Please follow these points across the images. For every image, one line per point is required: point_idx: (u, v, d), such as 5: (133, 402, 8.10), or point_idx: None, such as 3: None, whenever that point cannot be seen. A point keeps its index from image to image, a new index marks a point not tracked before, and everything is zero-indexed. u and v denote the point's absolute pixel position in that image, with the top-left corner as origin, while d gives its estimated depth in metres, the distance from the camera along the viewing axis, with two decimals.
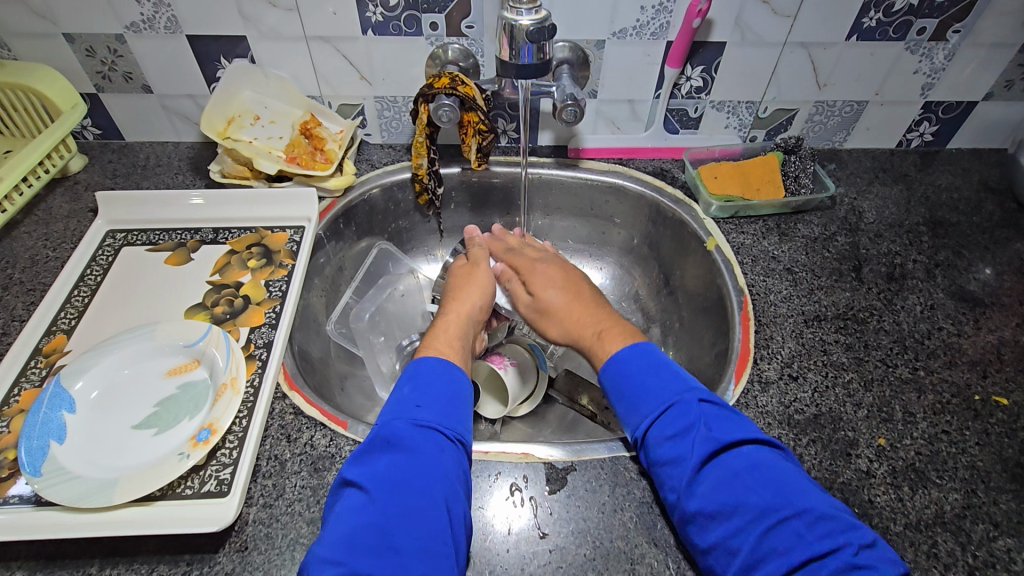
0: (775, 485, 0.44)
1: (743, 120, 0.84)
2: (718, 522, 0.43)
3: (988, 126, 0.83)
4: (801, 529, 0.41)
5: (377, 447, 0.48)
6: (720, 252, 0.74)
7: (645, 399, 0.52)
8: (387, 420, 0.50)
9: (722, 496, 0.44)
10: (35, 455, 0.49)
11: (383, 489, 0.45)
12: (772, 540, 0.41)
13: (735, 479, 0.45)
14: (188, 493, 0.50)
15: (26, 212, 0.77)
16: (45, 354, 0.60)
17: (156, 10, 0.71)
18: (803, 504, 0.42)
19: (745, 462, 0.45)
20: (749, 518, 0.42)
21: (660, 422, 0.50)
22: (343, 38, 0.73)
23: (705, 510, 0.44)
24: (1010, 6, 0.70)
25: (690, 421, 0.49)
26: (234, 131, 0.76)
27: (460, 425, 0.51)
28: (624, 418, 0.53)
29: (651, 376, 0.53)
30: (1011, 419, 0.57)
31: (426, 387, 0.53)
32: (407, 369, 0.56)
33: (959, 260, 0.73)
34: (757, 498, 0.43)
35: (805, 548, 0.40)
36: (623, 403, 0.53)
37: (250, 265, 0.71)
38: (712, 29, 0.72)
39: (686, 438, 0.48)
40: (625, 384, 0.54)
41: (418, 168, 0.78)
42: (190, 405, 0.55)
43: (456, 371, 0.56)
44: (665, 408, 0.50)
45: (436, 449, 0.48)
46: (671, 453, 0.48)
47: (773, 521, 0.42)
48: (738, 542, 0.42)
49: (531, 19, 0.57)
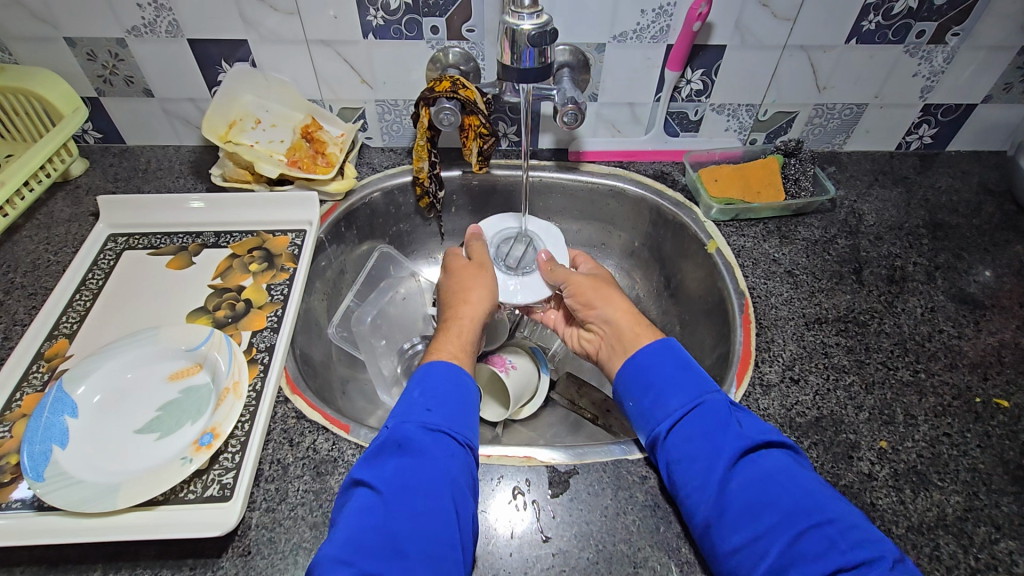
0: (805, 489, 0.44)
1: (743, 123, 0.84)
2: (747, 523, 0.44)
3: (988, 128, 0.84)
4: (833, 535, 0.41)
5: (389, 450, 0.48)
6: (720, 255, 0.74)
7: (674, 394, 0.52)
8: (396, 423, 0.50)
9: (755, 495, 0.45)
10: (37, 460, 0.49)
11: (394, 492, 0.45)
12: (805, 544, 0.41)
13: (767, 480, 0.45)
14: (191, 497, 0.50)
15: (27, 216, 0.77)
16: (46, 359, 0.60)
17: (158, 14, 0.71)
18: (834, 510, 0.43)
19: (777, 464, 0.46)
20: (781, 520, 0.43)
21: (691, 417, 0.50)
22: (344, 41, 0.73)
23: (736, 509, 0.44)
24: (1009, 9, 0.70)
25: (723, 420, 0.49)
26: (235, 135, 0.76)
27: (469, 430, 0.52)
28: (647, 413, 0.53)
29: (678, 371, 0.54)
30: (1012, 422, 0.57)
31: (434, 389, 0.53)
32: (417, 373, 0.56)
33: (959, 262, 0.73)
34: (789, 500, 0.44)
35: (837, 555, 0.40)
36: (648, 397, 0.53)
37: (252, 268, 0.71)
38: (711, 32, 0.72)
39: (720, 436, 0.48)
40: (652, 378, 0.54)
41: (419, 171, 0.78)
42: (192, 409, 0.55)
43: (465, 378, 0.56)
44: (696, 404, 0.51)
45: (447, 453, 0.48)
46: (701, 449, 0.48)
47: (805, 526, 0.42)
48: (767, 544, 0.42)
49: (532, 23, 0.57)
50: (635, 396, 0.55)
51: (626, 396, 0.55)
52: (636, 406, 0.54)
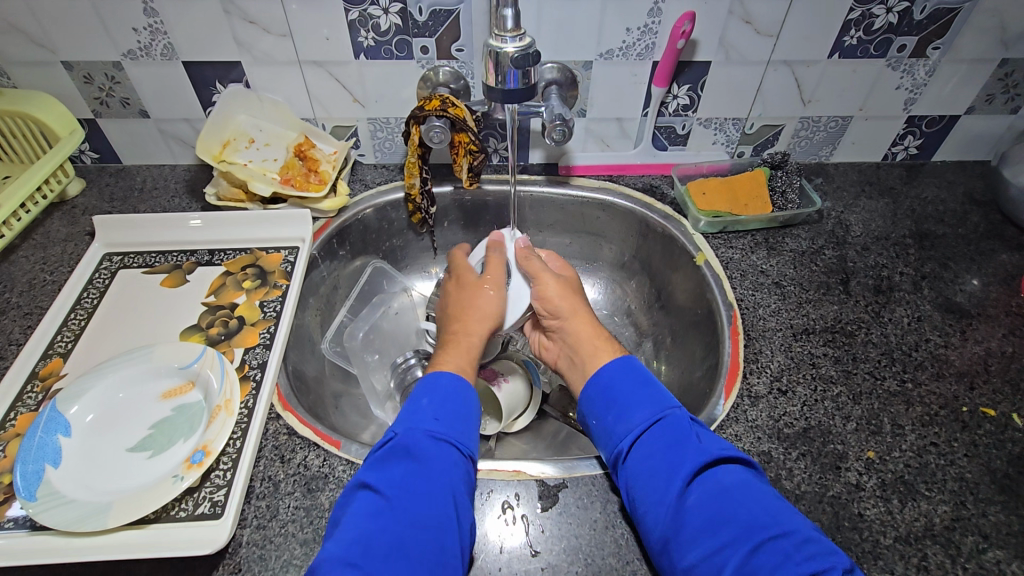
0: (762, 502, 0.45)
1: (730, 136, 0.85)
2: (704, 536, 0.44)
3: (972, 138, 0.85)
4: (788, 548, 0.42)
5: (398, 455, 0.49)
6: (709, 267, 0.74)
7: (636, 410, 0.54)
8: (408, 427, 0.51)
9: (711, 509, 0.45)
10: (30, 480, 0.50)
11: (400, 497, 0.46)
12: (761, 558, 0.42)
13: (725, 493, 0.46)
14: (182, 515, 0.50)
15: (24, 237, 0.78)
16: (41, 378, 0.61)
17: (153, 37, 0.72)
18: (790, 523, 0.43)
19: (735, 478, 0.47)
20: (739, 533, 0.43)
21: (652, 433, 0.52)
22: (336, 62, 0.75)
23: (693, 524, 0.45)
24: (987, 24, 0.71)
25: (683, 435, 0.51)
26: (229, 154, 0.77)
27: (473, 443, 0.53)
28: (610, 431, 0.54)
29: (639, 390, 0.56)
30: (999, 430, 0.58)
31: (448, 400, 0.54)
32: (428, 377, 0.57)
33: (945, 271, 0.74)
34: (746, 513, 0.44)
35: (791, 567, 0.40)
36: (612, 413, 0.55)
37: (245, 286, 0.72)
38: (696, 49, 0.74)
39: (679, 450, 0.49)
40: (615, 393, 0.56)
41: (411, 188, 0.79)
42: (184, 427, 0.56)
43: (473, 391, 0.57)
44: (657, 420, 0.52)
45: (450, 461, 0.49)
46: (660, 465, 0.49)
47: (761, 539, 0.42)
48: (723, 558, 0.42)
49: (516, 46, 0.58)
50: (598, 414, 0.56)
51: (590, 413, 0.57)
52: (599, 424, 0.56)
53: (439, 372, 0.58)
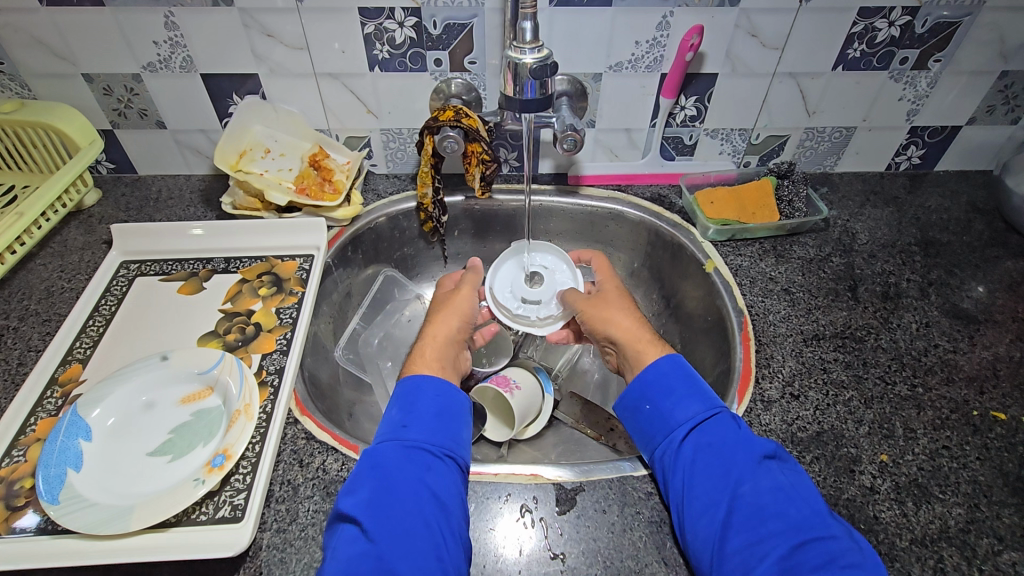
0: (813, 506, 0.47)
1: (736, 146, 0.87)
2: (753, 526, 0.46)
3: (974, 149, 0.86)
4: (833, 551, 0.43)
5: (364, 473, 0.50)
6: (719, 274, 0.75)
7: (689, 404, 0.55)
8: (378, 444, 0.53)
9: (761, 504, 0.47)
10: (52, 483, 0.50)
11: (375, 518, 0.47)
12: (805, 555, 0.43)
13: (777, 491, 0.48)
14: (202, 519, 0.50)
15: (41, 245, 0.79)
16: (60, 384, 0.61)
17: (173, 50, 0.74)
18: (836, 529, 0.45)
19: (790, 480, 0.49)
20: (786, 529, 0.45)
21: (707, 426, 0.53)
22: (351, 74, 0.76)
23: (743, 515, 0.47)
24: (987, 36, 0.73)
25: (737, 432, 0.52)
26: (246, 164, 0.79)
27: (450, 441, 0.54)
28: (666, 414, 0.55)
29: (689, 385, 0.57)
30: (1010, 434, 0.58)
31: (414, 405, 0.55)
32: (397, 389, 0.58)
33: (952, 278, 0.75)
34: (796, 513, 0.46)
35: (834, 569, 0.42)
36: (668, 401, 0.56)
37: (261, 293, 0.72)
38: (704, 61, 0.76)
39: (732, 446, 0.51)
40: (671, 384, 0.57)
41: (424, 197, 0.81)
42: (204, 431, 0.56)
43: (453, 390, 0.58)
44: (708, 416, 0.54)
45: (422, 466, 0.50)
46: (715, 457, 0.51)
47: (808, 537, 0.44)
48: (768, 549, 0.44)
49: (534, 57, 0.60)
50: (652, 399, 0.57)
51: (640, 400, 0.58)
52: (651, 410, 0.57)
53: (415, 376, 0.58)
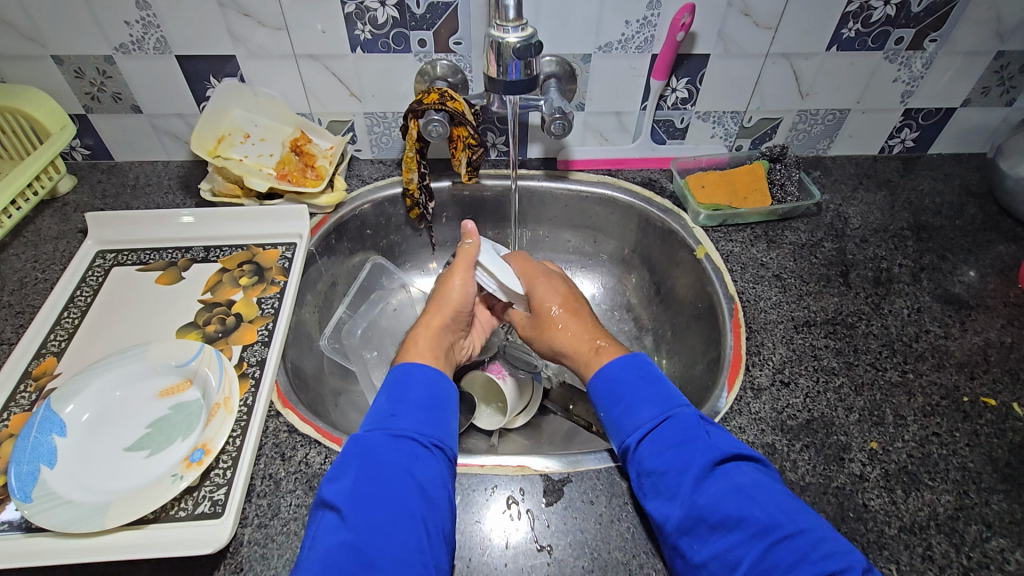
0: (776, 501, 0.46)
1: (728, 130, 0.85)
2: (720, 532, 0.45)
3: (968, 131, 0.85)
4: (804, 547, 0.43)
5: (350, 459, 0.49)
6: (709, 260, 0.74)
7: (643, 408, 0.54)
8: (362, 433, 0.51)
9: (727, 504, 0.46)
10: (24, 481, 0.48)
11: (355, 507, 0.46)
12: (775, 557, 0.43)
13: (739, 491, 0.46)
14: (181, 515, 0.49)
15: (14, 234, 0.76)
16: (34, 377, 0.60)
17: (146, 30, 0.71)
18: (804, 524, 0.44)
19: (749, 477, 0.47)
20: (754, 531, 0.44)
21: (659, 430, 0.52)
22: (332, 55, 0.74)
23: (709, 519, 0.46)
24: (983, 16, 0.71)
25: (690, 433, 0.51)
26: (224, 149, 0.76)
27: (439, 431, 0.53)
28: (623, 420, 0.54)
29: (645, 385, 0.56)
30: (1000, 420, 0.58)
31: (402, 396, 0.54)
32: (387, 378, 0.57)
33: (944, 263, 0.74)
34: (761, 512, 0.45)
35: (808, 567, 0.42)
36: (619, 408, 0.55)
37: (242, 282, 0.71)
38: (695, 42, 0.74)
39: (690, 448, 0.50)
40: (621, 390, 0.56)
41: (409, 183, 0.78)
42: (183, 425, 0.55)
43: (443, 380, 0.58)
44: (664, 418, 0.52)
45: (411, 457, 0.49)
46: (670, 462, 0.49)
47: (777, 538, 0.43)
48: (738, 556, 0.43)
49: (518, 36, 0.58)
50: (606, 407, 0.56)
51: (598, 406, 0.57)
52: (607, 417, 0.56)
53: (405, 364, 0.58)
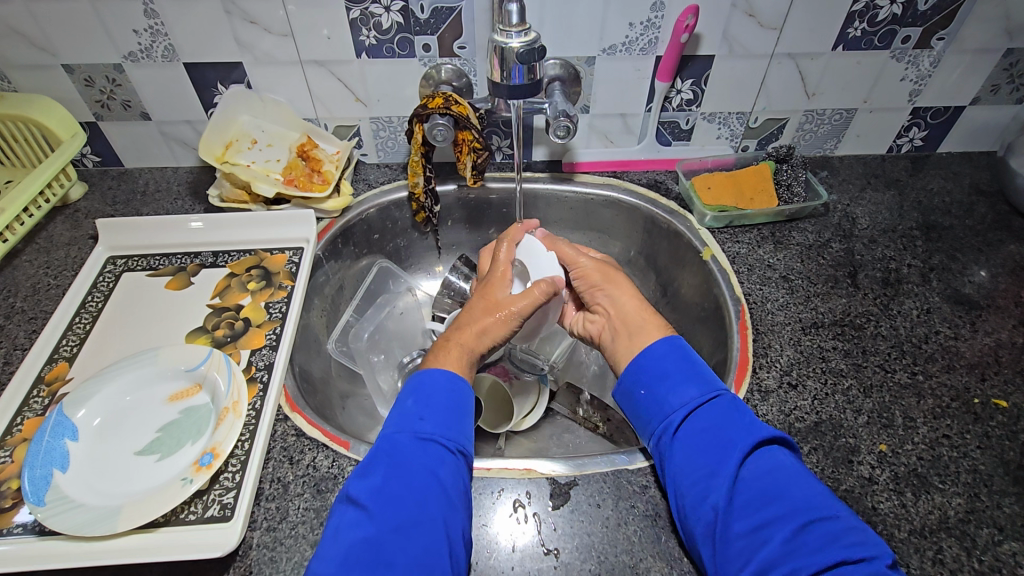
0: (813, 487, 0.46)
1: (734, 130, 0.84)
2: (755, 512, 0.45)
3: (978, 129, 0.84)
4: (838, 531, 0.43)
5: (379, 458, 0.49)
6: (716, 262, 0.74)
7: (687, 386, 0.54)
8: (388, 433, 0.52)
9: (763, 485, 0.46)
10: (38, 484, 0.49)
11: (378, 505, 0.46)
12: (809, 536, 0.43)
13: (775, 474, 0.47)
14: (191, 518, 0.50)
15: (27, 241, 0.77)
16: (47, 382, 0.61)
17: (154, 39, 0.72)
18: (838, 510, 0.45)
19: (788, 461, 0.48)
20: (792, 510, 0.44)
21: (706, 408, 0.52)
22: (338, 61, 0.74)
23: (744, 498, 0.46)
24: (992, 13, 0.71)
25: (736, 414, 0.51)
26: (232, 155, 0.77)
27: (461, 436, 0.53)
28: (661, 400, 0.54)
29: (689, 366, 0.56)
30: (1011, 422, 0.57)
31: (428, 398, 0.54)
32: (410, 380, 0.57)
33: (953, 263, 0.73)
34: (801, 494, 0.45)
35: (839, 548, 0.41)
36: (663, 385, 0.55)
37: (250, 287, 0.71)
38: (700, 43, 0.73)
39: (734, 429, 0.50)
40: (667, 366, 0.56)
41: (415, 187, 0.79)
42: (193, 429, 0.55)
43: (462, 384, 0.56)
44: (710, 397, 0.53)
45: (436, 459, 0.49)
46: (714, 440, 0.50)
47: (813, 518, 0.43)
48: (772, 533, 0.43)
49: (521, 41, 0.58)
50: (647, 384, 0.56)
51: (635, 384, 0.57)
52: (646, 394, 0.56)
53: (422, 371, 0.57)
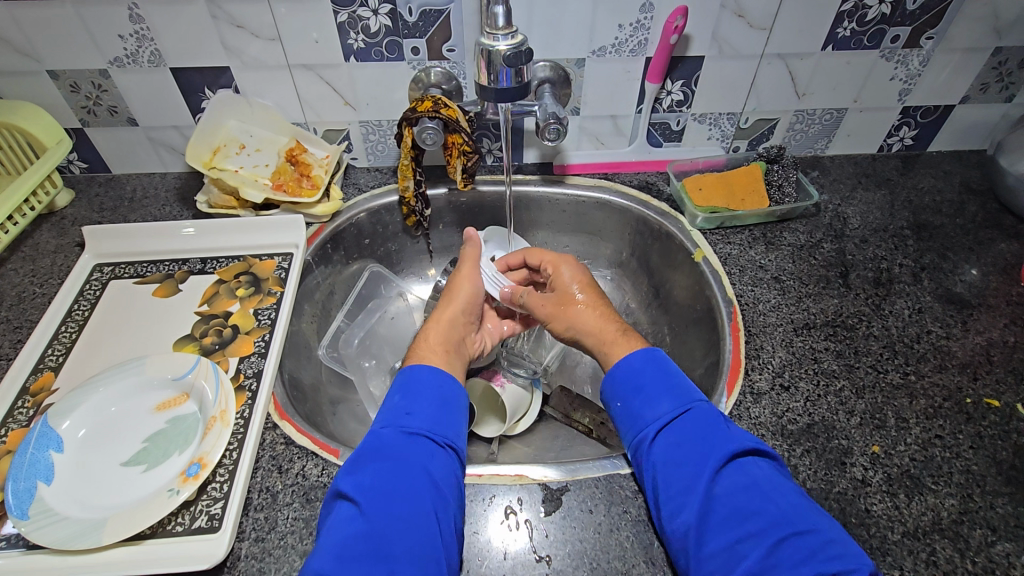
0: (789, 499, 0.46)
1: (725, 131, 0.84)
2: (729, 527, 0.45)
3: (968, 128, 0.84)
4: (813, 546, 0.42)
5: (368, 457, 0.49)
6: (707, 263, 0.74)
7: (661, 400, 0.53)
8: (376, 430, 0.51)
9: (738, 501, 0.46)
10: (21, 497, 0.48)
11: (373, 501, 0.46)
12: (785, 552, 0.42)
13: (750, 489, 0.46)
14: (178, 529, 0.49)
15: (13, 249, 0.77)
16: (32, 393, 0.60)
17: (139, 44, 0.71)
18: (819, 523, 0.44)
19: (764, 473, 0.48)
20: (765, 526, 0.44)
21: (682, 423, 0.51)
22: (326, 65, 0.74)
23: (719, 515, 0.46)
24: (981, 12, 0.71)
25: (712, 428, 0.51)
26: (219, 161, 0.77)
27: (451, 432, 0.53)
28: (636, 413, 0.54)
29: (664, 379, 0.55)
30: (1004, 421, 0.57)
31: (416, 393, 0.54)
32: (398, 378, 0.57)
33: (945, 262, 0.73)
34: (774, 508, 0.45)
35: (817, 563, 0.41)
36: (637, 399, 0.54)
37: (239, 294, 0.71)
38: (689, 44, 0.73)
39: (709, 443, 0.49)
40: (642, 380, 0.55)
41: (405, 190, 0.78)
42: (180, 439, 0.55)
43: (450, 382, 0.57)
44: (683, 411, 0.52)
45: (427, 454, 0.50)
46: (688, 455, 0.49)
47: (788, 533, 0.43)
48: (748, 548, 0.43)
49: (508, 44, 0.58)
50: (622, 398, 0.56)
51: (613, 396, 0.57)
52: (623, 407, 0.55)
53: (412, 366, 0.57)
